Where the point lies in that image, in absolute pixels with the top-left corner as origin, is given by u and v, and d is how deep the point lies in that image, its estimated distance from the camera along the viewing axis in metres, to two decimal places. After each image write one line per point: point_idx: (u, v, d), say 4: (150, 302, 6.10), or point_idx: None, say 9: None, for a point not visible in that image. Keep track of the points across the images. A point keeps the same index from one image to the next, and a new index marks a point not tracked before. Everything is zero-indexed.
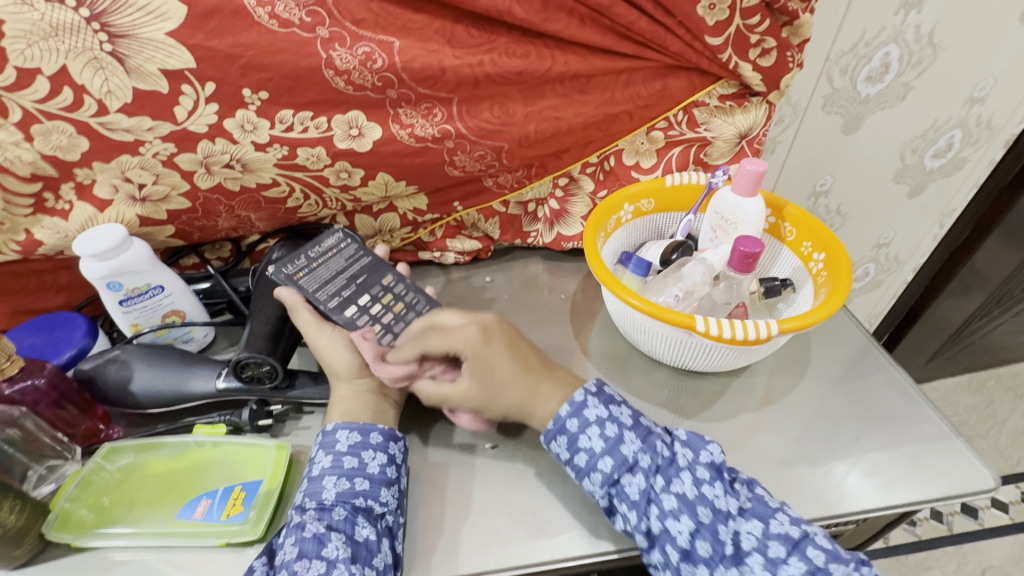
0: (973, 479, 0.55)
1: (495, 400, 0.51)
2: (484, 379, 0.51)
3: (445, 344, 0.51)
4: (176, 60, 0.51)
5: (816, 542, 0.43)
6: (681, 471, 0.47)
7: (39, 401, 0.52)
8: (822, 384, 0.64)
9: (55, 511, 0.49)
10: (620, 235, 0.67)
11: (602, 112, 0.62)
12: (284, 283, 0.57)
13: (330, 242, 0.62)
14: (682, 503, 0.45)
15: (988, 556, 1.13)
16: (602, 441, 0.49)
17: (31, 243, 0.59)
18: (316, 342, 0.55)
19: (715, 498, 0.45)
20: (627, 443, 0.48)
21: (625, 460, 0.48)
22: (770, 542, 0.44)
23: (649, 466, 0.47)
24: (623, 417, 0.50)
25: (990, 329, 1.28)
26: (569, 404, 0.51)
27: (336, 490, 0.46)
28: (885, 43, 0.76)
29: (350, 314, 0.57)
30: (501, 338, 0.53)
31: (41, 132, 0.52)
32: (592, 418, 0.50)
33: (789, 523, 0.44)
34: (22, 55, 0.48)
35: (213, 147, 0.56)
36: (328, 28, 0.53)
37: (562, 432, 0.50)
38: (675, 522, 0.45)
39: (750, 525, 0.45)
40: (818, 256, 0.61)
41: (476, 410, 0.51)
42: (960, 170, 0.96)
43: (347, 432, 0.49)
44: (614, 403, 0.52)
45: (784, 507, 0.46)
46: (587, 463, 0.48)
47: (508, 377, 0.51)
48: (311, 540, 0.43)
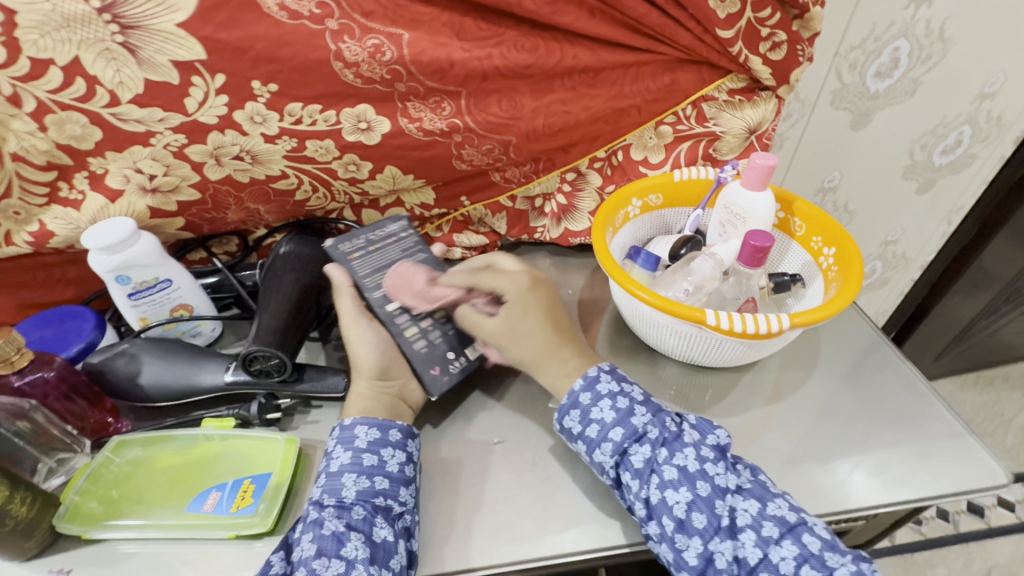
0: (982, 477, 0.55)
1: (517, 341, 0.55)
2: (515, 318, 0.55)
3: (492, 280, 0.58)
4: (187, 52, 0.51)
5: (812, 529, 0.43)
6: (686, 445, 0.47)
7: (49, 393, 0.52)
8: (830, 381, 0.64)
9: (65, 504, 0.49)
10: (627, 230, 0.66)
11: (610, 106, 0.62)
12: (338, 261, 0.60)
13: (391, 229, 0.63)
14: (684, 475, 0.45)
15: (994, 555, 1.13)
16: (613, 413, 0.49)
17: (43, 234, 0.59)
18: (347, 332, 0.57)
19: (716, 475, 0.45)
20: (638, 415, 0.49)
21: (635, 431, 0.48)
22: (765, 522, 0.43)
23: (657, 437, 0.47)
24: (635, 393, 0.51)
25: (998, 327, 1.27)
26: (584, 379, 0.51)
27: (356, 488, 0.46)
28: (895, 38, 0.76)
29: (392, 310, 0.58)
30: (545, 292, 0.59)
31: (55, 122, 0.53)
32: (604, 391, 0.50)
33: (786, 508, 0.44)
34: (36, 46, 0.48)
35: (223, 139, 0.56)
36: (337, 20, 0.52)
37: (574, 404, 0.50)
38: (674, 493, 0.45)
39: (747, 503, 0.45)
40: (828, 251, 0.60)
41: (499, 346, 0.56)
42: (969, 166, 0.95)
43: (366, 428, 0.49)
44: (625, 380, 0.52)
45: (784, 493, 0.46)
46: (597, 434, 0.48)
47: (535, 328, 0.55)
48: (330, 538, 0.43)
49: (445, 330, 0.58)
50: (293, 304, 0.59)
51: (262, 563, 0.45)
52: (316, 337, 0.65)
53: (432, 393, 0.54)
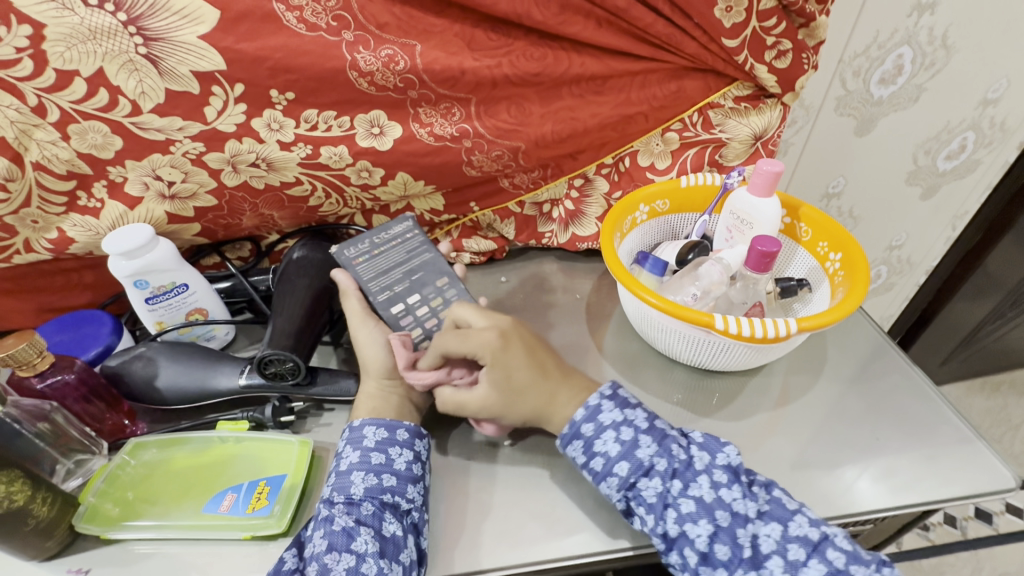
0: (989, 482, 0.55)
1: (512, 407, 0.51)
2: (500, 386, 0.51)
3: (462, 351, 0.52)
4: (207, 62, 0.52)
5: (836, 544, 0.44)
6: (698, 475, 0.47)
7: (68, 396, 0.54)
8: (837, 385, 0.64)
9: (84, 505, 0.50)
10: (635, 236, 0.67)
11: (618, 113, 0.63)
12: (343, 266, 0.60)
13: (397, 231, 0.63)
14: (701, 507, 0.46)
15: (1002, 562, 1.12)
16: (618, 446, 0.49)
17: (62, 241, 0.60)
18: (355, 334, 0.57)
19: (733, 502, 0.46)
20: (642, 447, 0.48)
21: (641, 465, 0.48)
22: (790, 544, 0.44)
23: (665, 469, 0.47)
24: (639, 421, 0.50)
25: (1005, 332, 1.26)
26: (585, 409, 0.51)
27: (364, 485, 0.47)
28: (898, 45, 0.77)
29: (396, 312, 0.58)
30: (520, 348, 0.53)
31: (77, 132, 0.54)
32: (608, 423, 0.50)
33: (808, 525, 0.45)
34: (62, 57, 0.50)
35: (240, 146, 0.58)
36: (352, 31, 0.54)
37: (577, 437, 0.50)
38: (694, 526, 0.45)
39: (769, 528, 0.45)
40: (835, 256, 0.61)
41: (495, 417, 0.52)
42: (973, 172, 0.96)
43: (374, 428, 0.50)
44: (627, 405, 0.52)
45: (802, 508, 0.46)
46: (603, 467, 0.48)
47: (526, 383, 0.52)
48: (340, 533, 0.44)
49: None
50: (305, 308, 0.60)
51: (275, 561, 0.46)
52: (328, 341, 0.66)
53: (440, 394, 0.56)
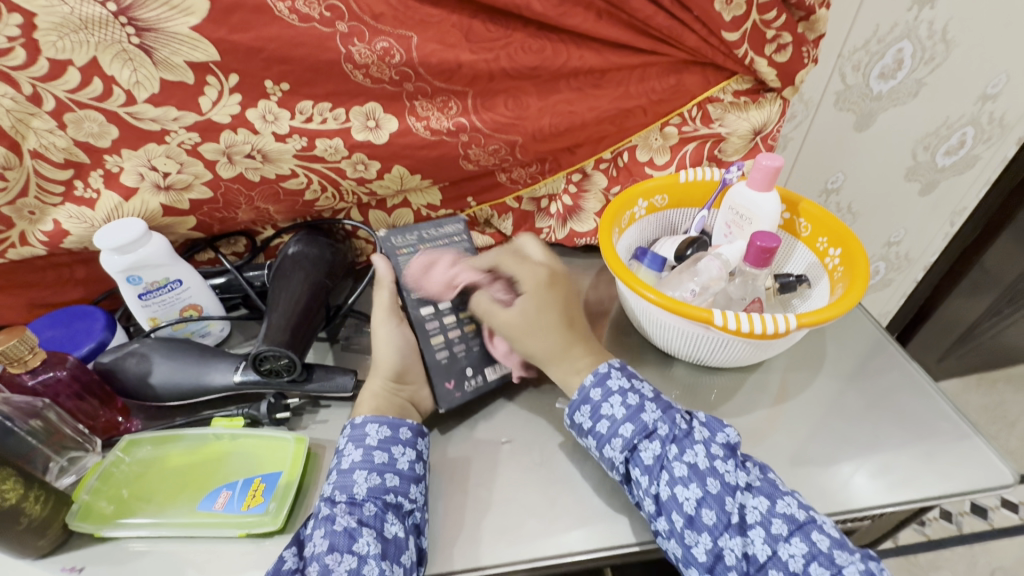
0: (987, 478, 0.55)
1: (528, 335, 0.56)
2: (531, 312, 0.56)
3: (513, 271, 0.60)
4: (200, 53, 0.51)
5: (822, 527, 0.43)
6: (696, 443, 0.47)
7: (60, 393, 0.53)
8: (836, 381, 0.64)
9: (77, 503, 0.49)
10: (633, 231, 0.67)
11: (616, 107, 0.62)
12: (385, 253, 0.61)
13: (447, 230, 0.64)
14: (694, 472, 0.45)
15: (998, 557, 1.13)
16: (624, 409, 0.49)
17: (58, 234, 0.59)
18: (376, 330, 0.58)
19: (726, 473, 0.45)
20: (648, 411, 0.49)
21: (644, 427, 0.48)
22: (775, 519, 0.44)
23: (667, 434, 0.48)
24: (645, 390, 0.51)
25: (1001, 328, 1.27)
26: (595, 375, 0.52)
27: (367, 484, 0.46)
28: (899, 39, 0.76)
29: (425, 314, 0.58)
30: (562, 289, 0.60)
31: (73, 121, 0.53)
32: (615, 387, 0.51)
33: (796, 506, 0.44)
34: (55, 47, 0.49)
35: (235, 137, 0.57)
36: (347, 23, 0.53)
37: (585, 401, 0.51)
38: (684, 490, 0.45)
39: (757, 501, 0.45)
40: (834, 252, 0.61)
41: (511, 337, 0.57)
42: (972, 167, 0.96)
43: (376, 425, 0.50)
44: (634, 377, 0.52)
45: (792, 491, 0.46)
46: (607, 429, 0.49)
47: (551, 323, 0.56)
48: (342, 533, 0.43)
49: (471, 345, 0.58)
50: (302, 304, 0.60)
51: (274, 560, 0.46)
52: (324, 337, 0.66)
53: (442, 407, 0.55)
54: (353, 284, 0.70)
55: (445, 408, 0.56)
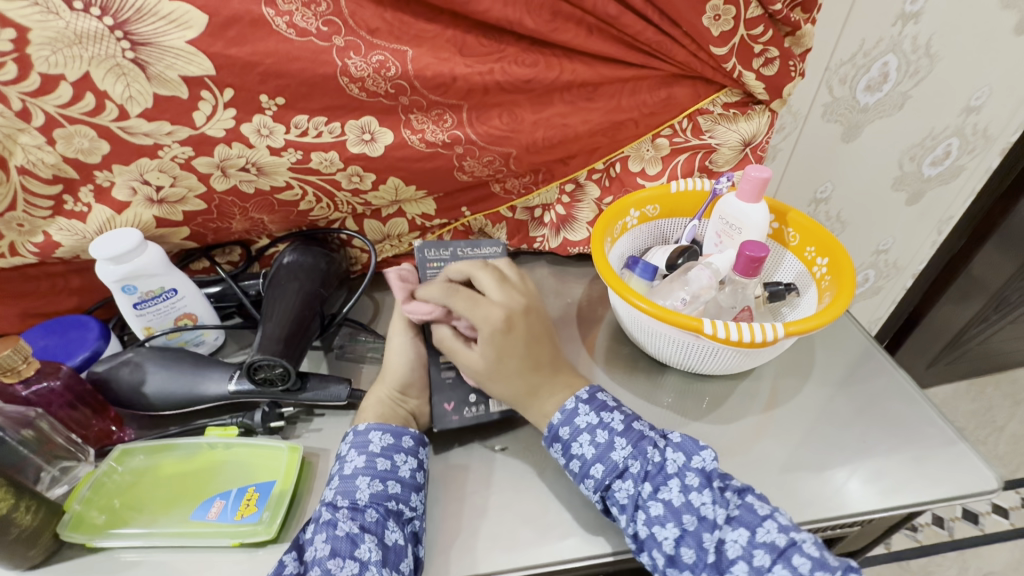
0: (974, 483, 0.56)
1: (491, 381, 0.54)
2: (492, 359, 0.53)
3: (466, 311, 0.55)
4: (196, 68, 0.52)
5: (804, 549, 0.43)
6: (669, 479, 0.47)
7: (53, 402, 0.53)
8: (826, 389, 0.65)
9: (69, 513, 0.49)
10: (625, 240, 0.68)
11: (608, 119, 0.63)
12: (416, 263, 0.63)
13: (484, 251, 0.64)
14: (669, 510, 0.46)
15: (988, 562, 1.14)
16: (593, 448, 0.50)
17: (48, 246, 0.59)
18: (391, 338, 0.60)
19: (702, 506, 0.46)
20: (617, 449, 0.49)
21: (614, 467, 0.48)
22: (756, 550, 0.44)
23: (639, 472, 0.48)
24: (615, 423, 0.51)
25: (989, 335, 1.28)
26: (562, 413, 0.52)
27: (369, 491, 0.47)
28: (883, 54, 0.78)
29: (438, 332, 0.61)
30: (524, 328, 0.55)
31: (63, 136, 0.54)
32: (583, 425, 0.51)
33: (776, 531, 0.44)
34: (47, 61, 0.49)
35: (229, 151, 0.58)
36: (343, 37, 0.54)
37: (556, 439, 0.51)
38: (662, 529, 0.46)
39: (736, 533, 0.45)
40: (821, 261, 0.62)
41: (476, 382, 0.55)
42: (957, 177, 0.97)
43: (380, 433, 0.50)
44: (604, 408, 0.52)
45: (774, 512, 0.46)
46: (580, 468, 0.49)
47: (512, 369, 0.53)
48: (343, 539, 0.44)
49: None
50: (295, 313, 0.60)
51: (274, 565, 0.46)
52: (319, 345, 0.66)
53: (435, 426, 0.55)
54: (347, 294, 0.71)
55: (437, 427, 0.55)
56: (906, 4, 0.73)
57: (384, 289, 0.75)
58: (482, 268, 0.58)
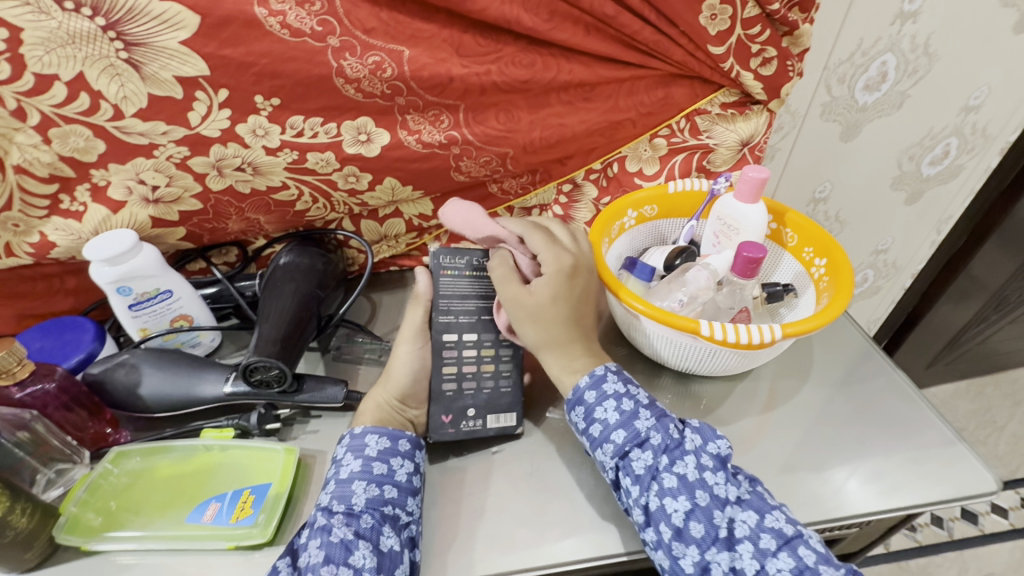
0: (973, 484, 0.56)
1: (535, 320, 0.54)
2: (547, 299, 0.54)
3: (539, 250, 0.56)
4: (190, 68, 0.52)
5: (809, 542, 0.43)
6: (687, 454, 0.47)
7: (49, 404, 0.53)
8: (825, 389, 0.65)
9: (64, 515, 0.49)
10: (623, 241, 0.68)
11: (605, 119, 0.63)
12: (431, 270, 0.59)
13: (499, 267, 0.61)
14: (684, 483, 0.46)
15: (988, 563, 1.13)
16: (617, 414, 0.49)
17: (44, 245, 0.59)
18: (397, 346, 0.57)
19: (715, 485, 0.46)
20: (641, 419, 0.49)
21: (637, 435, 0.48)
22: (764, 534, 0.44)
23: (659, 444, 0.48)
24: (641, 396, 0.51)
25: (988, 334, 1.28)
26: (591, 377, 0.52)
27: (365, 496, 0.47)
28: (882, 53, 0.78)
29: (444, 342, 0.57)
30: (586, 281, 0.56)
31: (59, 136, 0.53)
32: (610, 391, 0.51)
33: (784, 521, 0.45)
34: (41, 61, 0.49)
35: (225, 151, 0.57)
36: (339, 37, 0.53)
37: (579, 402, 0.51)
38: (673, 501, 0.45)
39: (746, 514, 0.45)
40: (819, 262, 0.62)
41: (514, 318, 0.55)
42: (957, 177, 0.97)
43: (376, 437, 0.50)
44: (631, 382, 0.52)
45: (781, 505, 0.46)
46: (600, 433, 0.49)
47: (559, 316, 0.54)
48: (338, 545, 0.43)
49: (481, 386, 0.56)
50: (292, 315, 0.60)
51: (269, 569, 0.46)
52: (315, 346, 0.66)
53: (431, 437, 0.54)
54: (344, 294, 0.71)
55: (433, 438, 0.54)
56: (904, 4, 0.73)
57: (381, 289, 0.74)
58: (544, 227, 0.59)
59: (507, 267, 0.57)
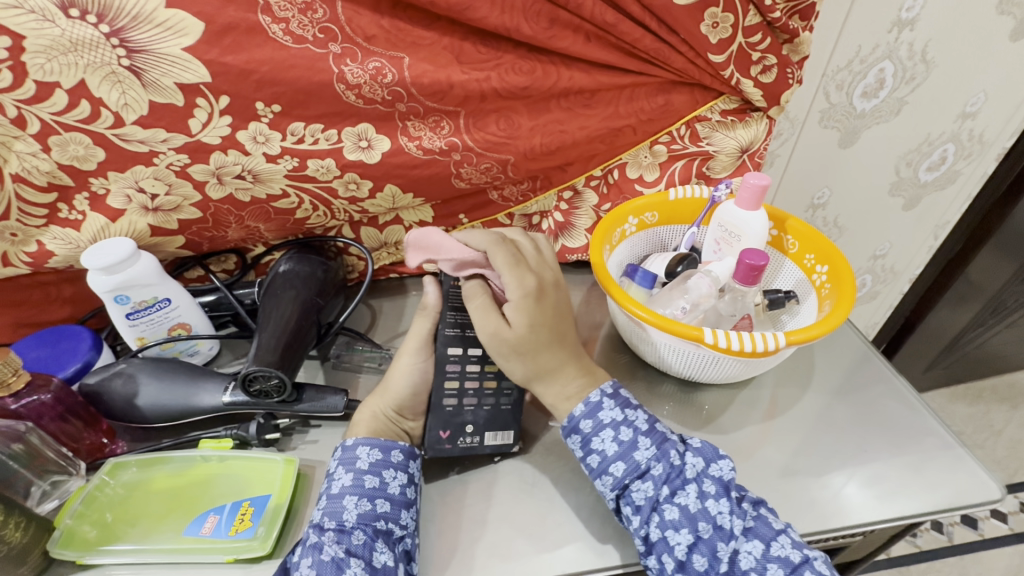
0: (975, 490, 0.55)
1: (519, 353, 0.52)
2: (523, 329, 0.52)
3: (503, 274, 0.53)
4: (192, 75, 0.51)
5: (816, 568, 0.43)
6: (688, 483, 0.47)
7: (43, 415, 0.52)
8: (825, 396, 0.65)
9: (59, 529, 0.48)
10: (624, 248, 0.67)
11: (606, 126, 0.63)
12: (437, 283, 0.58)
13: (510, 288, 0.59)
14: (686, 515, 0.46)
15: (988, 568, 1.13)
16: (615, 445, 0.49)
17: (42, 255, 0.59)
18: (400, 357, 0.56)
19: (719, 515, 0.45)
20: (640, 449, 0.48)
21: (636, 467, 0.48)
22: (770, 564, 0.44)
23: (660, 474, 0.47)
24: (639, 422, 0.50)
25: (986, 339, 1.29)
26: (585, 404, 0.51)
27: (357, 511, 0.46)
28: (880, 60, 0.78)
29: (449, 355, 0.55)
30: (554, 301, 0.54)
31: (58, 144, 0.53)
32: (607, 420, 0.50)
33: (791, 547, 0.44)
34: (42, 69, 0.49)
35: (225, 159, 0.57)
36: (340, 44, 0.54)
37: (576, 430, 0.51)
38: (675, 534, 0.45)
39: (751, 545, 0.45)
40: (821, 268, 0.62)
41: (499, 352, 0.52)
42: (954, 183, 0.98)
43: (367, 448, 0.50)
44: (629, 406, 0.52)
45: (787, 529, 0.46)
46: (598, 464, 0.49)
47: (543, 343, 0.52)
48: (329, 564, 0.42)
49: (483, 403, 0.55)
50: (293, 324, 0.59)
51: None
52: (315, 355, 0.66)
53: (427, 452, 0.52)
54: (345, 301, 0.70)
55: (429, 454, 0.53)
56: (901, 12, 0.73)
57: (381, 296, 0.74)
58: (500, 243, 0.56)
59: (477, 299, 0.54)
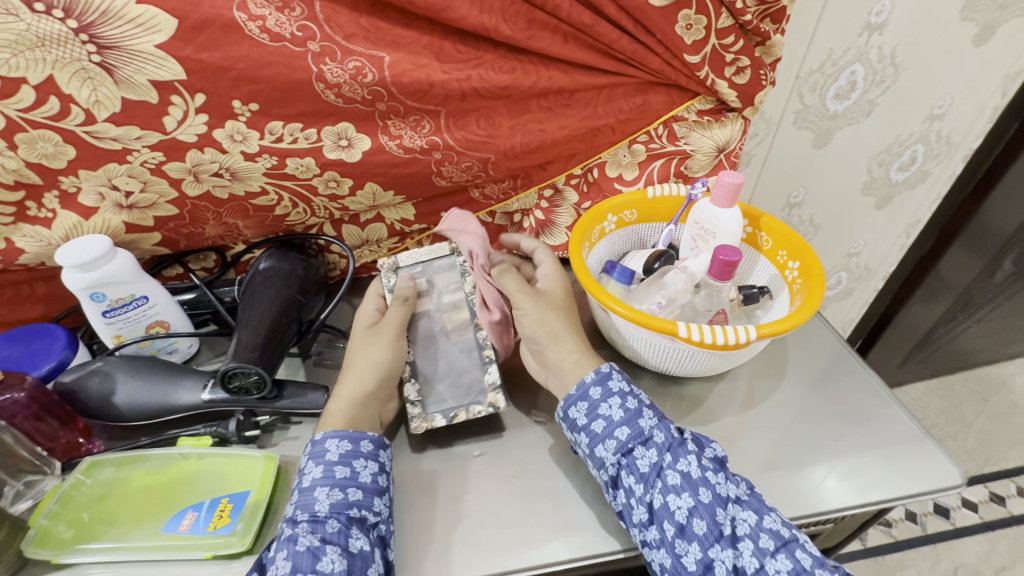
0: (945, 479, 0.57)
1: (556, 308, 0.59)
2: (561, 293, 0.61)
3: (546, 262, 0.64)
4: (166, 71, 0.51)
5: (805, 547, 0.44)
6: (689, 452, 0.48)
7: (17, 414, 0.51)
8: (800, 388, 0.66)
9: (34, 528, 0.48)
10: (603, 245, 0.69)
11: (585, 125, 0.64)
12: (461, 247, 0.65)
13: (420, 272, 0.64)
14: (687, 481, 0.46)
15: (960, 555, 1.17)
16: (622, 412, 0.50)
17: (12, 252, 0.59)
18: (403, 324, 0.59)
19: (717, 484, 0.47)
20: (644, 417, 0.50)
21: (640, 433, 0.49)
22: (762, 533, 0.44)
23: (662, 442, 0.49)
24: (642, 396, 0.52)
25: (956, 334, 1.33)
26: (596, 373, 0.53)
27: (329, 501, 0.46)
28: (851, 63, 0.80)
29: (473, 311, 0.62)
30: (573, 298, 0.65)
31: (26, 141, 0.52)
32: (615, 389, 0.52)
33: (780, 523, 0.46)
34: (8, 64, 0.48)
35: (202, 157, 0.57)
36: (319, 43, 0.53)
37: (583, 398, 0.52)
38: (676, 499, 0.46)
39: (746, 514, 0.46)
40: (793, 264, 0.63)
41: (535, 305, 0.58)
42: (924, 182, 1.00)
43: (337, 441, 0.50)
44: (633, 383, 0.54)
45: (776, 509, 0.47)
46: (603, 430, 0.50)
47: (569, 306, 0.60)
48: (305, 554, 0.43)
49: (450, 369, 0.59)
50: (270, 322, 0.59)
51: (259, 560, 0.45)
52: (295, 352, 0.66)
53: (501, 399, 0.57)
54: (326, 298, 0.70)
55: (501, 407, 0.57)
56: (871, 16, 0.75)
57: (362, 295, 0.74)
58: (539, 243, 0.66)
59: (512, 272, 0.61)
